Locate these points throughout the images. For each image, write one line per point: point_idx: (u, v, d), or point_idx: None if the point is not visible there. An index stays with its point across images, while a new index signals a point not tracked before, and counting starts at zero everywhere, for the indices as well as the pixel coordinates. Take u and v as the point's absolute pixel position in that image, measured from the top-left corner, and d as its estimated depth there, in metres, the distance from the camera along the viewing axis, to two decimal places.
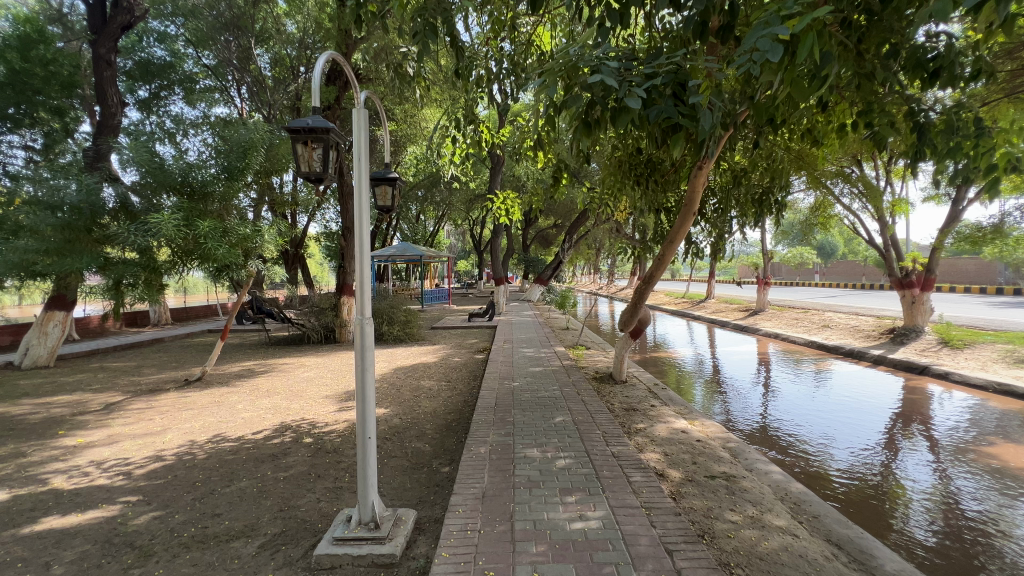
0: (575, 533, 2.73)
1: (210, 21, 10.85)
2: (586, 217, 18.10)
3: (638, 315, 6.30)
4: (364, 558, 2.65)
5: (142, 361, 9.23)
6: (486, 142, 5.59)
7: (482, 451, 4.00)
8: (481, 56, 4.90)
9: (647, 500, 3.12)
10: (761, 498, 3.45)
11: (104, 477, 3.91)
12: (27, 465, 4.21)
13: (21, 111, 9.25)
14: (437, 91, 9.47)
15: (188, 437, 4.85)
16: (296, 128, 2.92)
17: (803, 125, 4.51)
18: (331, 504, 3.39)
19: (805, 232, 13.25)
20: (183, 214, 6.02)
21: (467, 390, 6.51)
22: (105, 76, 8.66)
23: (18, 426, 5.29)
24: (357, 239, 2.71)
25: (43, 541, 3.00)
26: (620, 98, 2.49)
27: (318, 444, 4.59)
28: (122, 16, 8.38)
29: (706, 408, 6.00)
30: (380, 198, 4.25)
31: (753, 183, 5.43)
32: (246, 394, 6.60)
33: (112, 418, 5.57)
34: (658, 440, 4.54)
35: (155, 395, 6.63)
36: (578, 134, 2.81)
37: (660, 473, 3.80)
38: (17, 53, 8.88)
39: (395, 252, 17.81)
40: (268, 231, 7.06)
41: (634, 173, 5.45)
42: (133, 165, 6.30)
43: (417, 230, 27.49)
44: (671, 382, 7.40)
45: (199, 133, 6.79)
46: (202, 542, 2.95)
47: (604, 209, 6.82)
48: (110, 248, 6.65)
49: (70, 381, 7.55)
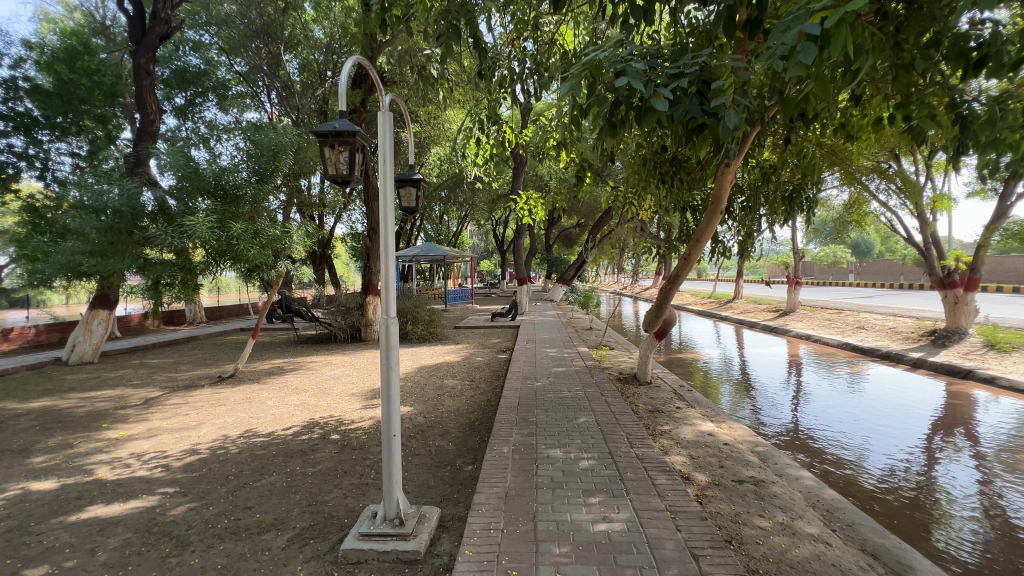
0: (599, 535, 2.72)
1: (242, 29, 11.23)
2: (609, 216, 17.99)
3: (663, 315, 6.17)
4: (389, 554, 2.69)
5: (178, 358, 9.57)
6: (511, 142, 5.55)
7: (505, 451, 4.00)
8: (504, 56, 4.90)
9: (672, 503, 3.07)
10: (792, 504, 3.36)
11: (144, 469, 4.10)
12: (73, 456, 4.44)
13: (68, 120, 9.58)
14: (461, 92, 9.57)
15: (222, 432, 5.02)
16: (324, 132, 3.00)
17: (837, 119, 4.35)
18: (357, 500, 3.46)
19: (838, 230, 12.82)
20: (216, 217, 6.26)
21: (490, 390, 6.53)
22: (144, 85, 9.01)
23: (66, 419, 5.58)
24: (383, 239, 2.75)
25: (88, 529, 3.15)
26: (646, 98, 2.46)
27: (344, 440, 4.70)
28: (161, 26, 8.79)
29: (734, 412, 5.87)
30: (404, 200, 4.29)
31: (783, 180, 5.29)
32: (276, 390, 6.80)
33: (151, 412, 5.81)
34: (684, 443, 4.46)
35: (191, 391, 6.88)
36: (604, 135, 2.77)
37: (686, 476, 3.74)
38: (65, 65, 9.34)
39: (419, 251, 18.02)
40: (297, 232, 7.22)
41: (660, 172, 5.40)
42: (170, 170, 6.55)
43: (440, 230, 27.74)
44: (697, 384, 7.27)
45: (232, 138, 7.01)
46: (235, 534, 3.04)
47: (629, 209, 6.69)
48: (149, 249, 6.90)
49: (114, 376, 7.95)
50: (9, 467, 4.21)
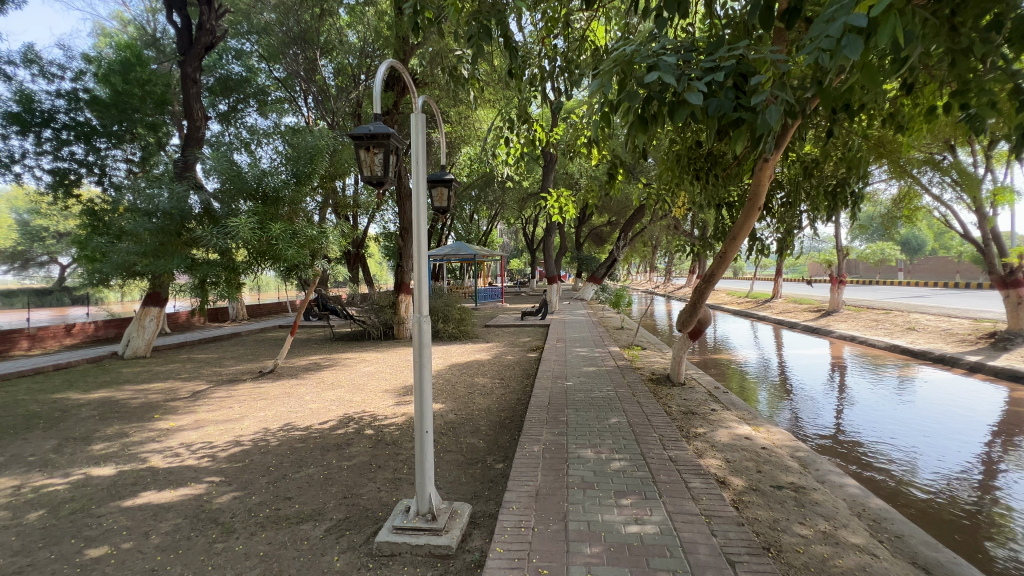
0: (631, 537, 2.69)
1: (280, 36, 11.62)
2: (641, 213, 17.69)
3: (698, 315, 6.02)
4: (422, 549, 2.74)
5: (223, 353, 10.04)
6: (541, 140, 5.54)
7: (535, 449, 4.01)
8: (535, 55, 4.89)
9: (707, 508, 3.00)
10: (835, 513, 3.22)
11: (193, 459, 4.32)
12: (129, 445, 4.72)
13: (123, 128, 10.17)
14: (492, 91, 9.62)
15: (263, 424, 5.24)
16: (359, 134, 3.08)
17: (885, 109, 4.12)
18: (391, 494, 3.54)
19: (886, 226, 12.17)
20: (257, 218, 6.53)
21: (519, 389, 6.55)
22: (191, 93, 9.48)
23: (122, 409, 5.95)
24: (415, 238, 2.79)
25: (143, 513, 3.35)
26: (679, 93, 2.39)
27: (378, 436, 4.81)
28: (206, 37, 9.23)
29: (772, 415, 5.68)
30: (436, 200, 4.34)
31: (825, 175, 5.08)
32: (314, 386, 7.03)
33: (198, 405, 6.12)
34: (719, 446, 4.35)
35: (234, 385, 7.19)
36: (635, 132, 2.71)
37: (721, 479, 3.64)
38: (120, 76, 9.92)
39: (450, 251, 18.25)
40: (332, 232, 7.43)
41: (694, 168, 5.27)
42: (215, 174, 6.86)
43: (470, 229, 27.92)
44: (733, 386, 7.07)
45: (271, 142, 7.28)
46: (276, 523, 3.17)
47: (662, 206, 6.55)
48: (195, 249, 7.24)
49: (164, 370, 8.41)
50: (72, 453, 4.52)
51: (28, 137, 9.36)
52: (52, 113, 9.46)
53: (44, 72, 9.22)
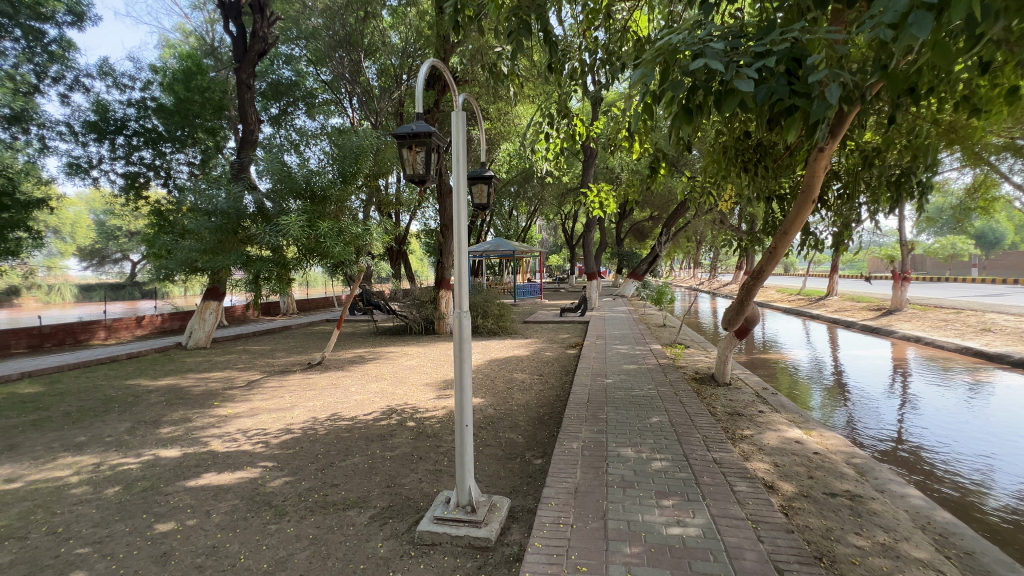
0: (672, 539, 2.63)
1: (327, 40, 11.99)
2: (685, 208, 17.18)
3: (745, 313, 5.78)
4: (462, 539, 2.79)
5: (275, 345, 10.59)
6: (581, 135, 5.48)
7: (574, 446, 3.99)
8: (576, 48, 4.83)
9: (754, 512, 2.89)
10: (896, 524, 3.03)
11: (248, 444, 4.58)
12: (192, 429, 5.07)
13: (185, 133, 10.82)
14: (531, 87, 9.60)
15: (312, 414, 5.49)
16: (402, 133, 3.14)
17: (959, 91, 3.80)
18: (432, 485, 3.62)
19: (958, 218, 11.23)
20: (307, 217, 6.84)
21: (558, 385, 6.53)
22: (245, 98, 9.99)
23: (186, 396, 6.39)
24: (456, 235, 2.83)
25: (205, 493, 3.60)
26: (727, 81, 2.30)
27: (419, 428, 4.93)
28: (259, 44, 9.71)
29: (826, 418, 5.40)
30: (476, 196, 4.37)
31: (888, 165, 4.75)
32: (358, 378, 7.30)
33: (253, 393, 6.48)
34: (767, 449, 4.18)
35: (285, 375, 7.57)
36: (680, 122, 2.62)
37: (769, 484, 3.50)
38: (182, 84, 10.56)
39: (489, 247, 18.41)
40: (376, 229, 7.64)
41: (742, 160, 5.06)
42: (267, 174, 7.21)
43: (509, 225, 27.98)
44: (783, 387, 6.76)
45: (319, 143, 7.56)
46: (324, 508, 3.31)
47: (706, 200, 6.35)
48: (250, 246, 7.65)
49: (223, 360, 8.98)
50: (143, 435, 4.90)
51: (105, 144, 10.17)
52: (124, 121, 10.23)
53: (117, 83, 9.98)
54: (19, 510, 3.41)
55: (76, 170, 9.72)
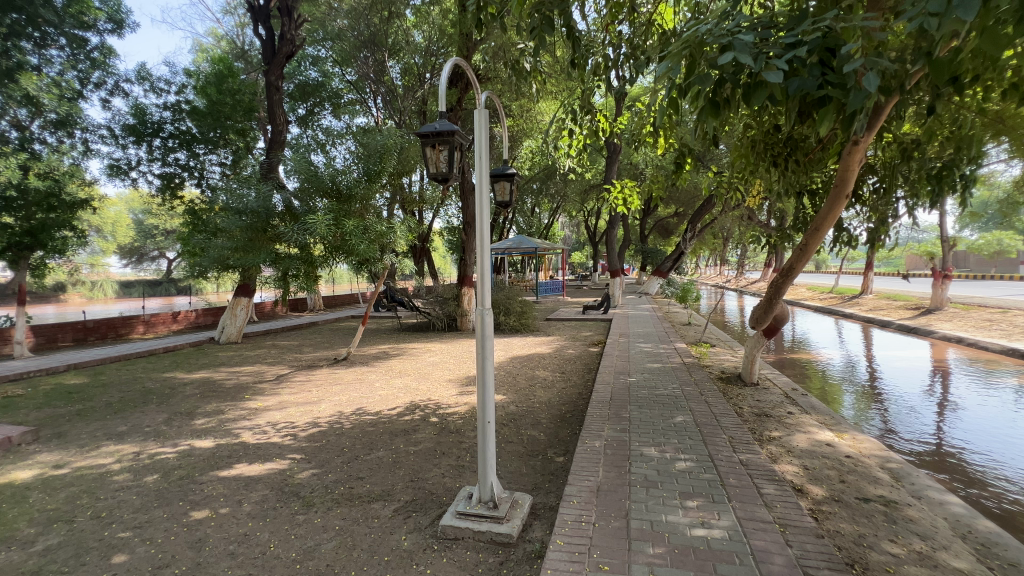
0: (696, 540, 2.60)
1: (352, 41, 12.23)
2: (711, 203, 16.83)
3: (774, 312, 5.62)
4: (484, 535, 2.82)
5: (303, 341, 10.87)
6: (605, 131, 5.41)
7: (596, 444, 3.97)
8: (599, 43, 4.77)
9: (782, 516, 2.82)
10: (934, 533, 2.91)
11: (277, 436, 4.72)
12: (225, 421, 5.26)
13: (217, 134, 11.15)
14: (554, 83, 9.55)
15: (338, 408, 5.61)
16: (425, 132, 3.17)
17: (1007, 78, 3.60)
18: (454, 480, 3.66)
19: (1005, 212, 10.65)
20: (333, 215, 6.98)
21: (581, 383, 6.50)
22: (274, 100, 10.24)
23: (219, 389, 6.63)
24: (478, 231, 2.85)
25: (236, 483, 3.72)
26: (757, 73, 2.24)
27: (442, 423, 4.99)
28: (287, 47, 9.94)
29: (859, 421, 5.21)
30: (499, 194, 4.38)
31: (929, 157, 4.54)
32: (383, 373, 7.43)
33: (281, 387, 6.68)
34: (796, 451, 4.07)
35: (313, 370, 7.77)
36: (707, 117, 2.56)
37: (797, 487, 3.41)
38: (215, 87, 10.89)
39: (511, 244, 18.43)
40: (400, 227, 7.75)
41: (771, 154, 4.92)
42: (295, 174, 7.39)
43: (532, 222, 27.95)
44: (813, 388, 6.56)
45: (344, 143, 7.70)
46: (350, 500, 3.39)
47: (733, 196, 6.19)
48: (279, 244, 7.85)
49: (253, 354, 9.26)
50: (179, 426, 5.11)
51: (142, 147, 10.60)
52: (161, 123, 10.63)
53: (154, 87, 10.36)
54: (66, 495, 3.60)
55: (117, 172, 10.15)
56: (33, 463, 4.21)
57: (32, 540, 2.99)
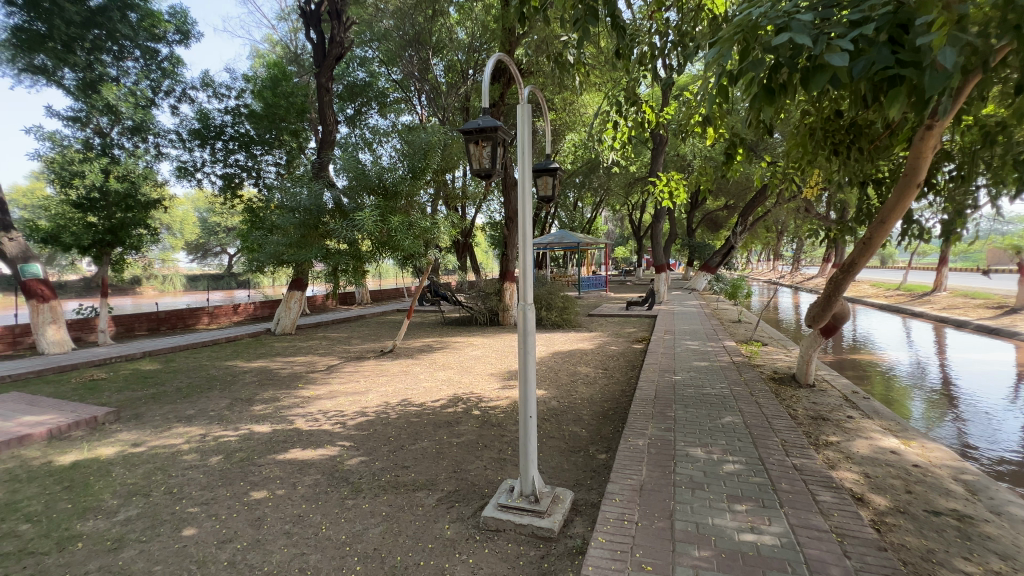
0: (745, 546, 2.50)
1: (398, 40, 12.51)
2: (764, 195, 16.02)
3: (833, 310, 5.30)
4: (525, 528, 2.84)
5: (351, 333, 11.31)
6: (651, 122, 5.26)
7: (640, 443, 3.90)
8: (645, 31, 4.64)
9: (839, 525, 2.67)
10: (1016, 553, 2.66)
11: (328, 424, 4.95)
12: (281, 408, 5.56)
13: (273, 136, 11.71)
14: (597, 75, 9.37)
15: (384, 398, 5.81)
16: (469, 129, 3.20)
17: None
18: (496, 472, 3.71)
19: None
20: (380, 212, 7.20)
21: (624, 380, 6.40)
22: (325, 101, 10.64)
23: (275, 378, 7.02)
24: (521, 226, 2.85)
25: (292, 466, 3.94)
26: (817, 56, 2.10)
27: (484, 417, 5.06)
28: (336, 49, 10.30)
29: (929, 428, 4.84)
30: (541, 189, 4.36)
31: (1016, 141, 4.12)
32: (427, 366, 7.62)
33: (332, 377, 6.99)
34: (856, 458, 3.83)
35: (360, 362, 8.08)
36: (760, 105, 2.43)
37: (857, 496, 3.21)
38: (270, 91, 11.45)
39: (553, 239, 18.33)
40: (443, 223, 7.89)
41: (832, 142, 4.61)
42: (344, 172, 7.64)
43: (574, 216, 27.66)
44: (877, 392, 6.14)
45: (390, 141, 7.90)
46: (395, 488, 3.50)
47: (788, 187, 5.89)
48: (329, 241, 8.15)
49: (306, 345, 9.74)
50: (240, 411, 5.46)
51: (207, 149, 11.33)
52: (223, 127, 11.31)
53: (216, 93, 11.01)
54: (143, 471, 3.93)
55: (185, 174, 10.89)
56: (115, 441, 4.62)
57: (115, 510, 3.29)
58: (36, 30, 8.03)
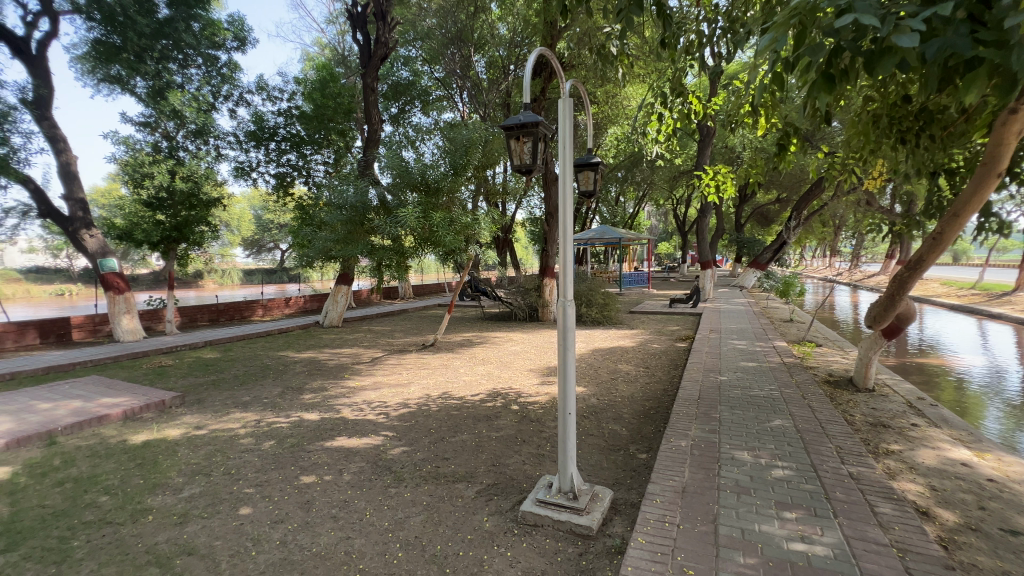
0: (794, 555, 2.39)
1: (440, 38, 12.67)
2: (821, 188, 15.12)
3: (898, 310, 4.93)
4: (564, 525, 2.84)
5: (394, 327, 11.64)
6: (698, 114, 5.08)
7: (682, 444, 3.80)
8: (692, 19, 4.47)
9: (901, 540, 2.50)
10: None
11: (372, 414, 5.12)
12: (328, 397, 5.80)
13: (322, 135, 12.16)
14: (641, 66, 9.13)
15: (426, 391, 5.95)
16: (510, 125, 3.20)
17: None
18: (535, 468, 3.72)
19: None
20: (422, 208, 7.34)
21: (666, 379, 6.25)
22: (370, 101, 10.94)
23: (323, 368, 7.33)
24: (561, 222, 2.83)
25: (338, 454, 4.11)
26: (884, 39, 1.93)
27: (523, 412, 5.08)
28: (381, 49, 10.58)
29: (1007, 440, 4.45)
30: (583, 183, 4.30)
31: None
32: (467, 360, 7.74)
33: (376, 369, 7.22)
34: (921, 469, 3.57)
35: (403, 354, 8.29)
36: (819, 94, 2.27)
37: (921, 510, 3.00)
38: (320, 92, 11.89)
39: (594, 235, 18.16)
40: (484, 219, 7.96)
41: (899, 130, 4.28)
42: (388, 170, 7.83)
43: (616, 211, 27.17)
44: (946, 399, 5.70)
45: (432, 138, 8.04)
46: (436, 479, 3.58)
47: (848, 178, 5.53)
48: (374, 237, 8.36)
49: (352, 338, 10.10)
50: (291, 399, 5.74)
51: (262, 150, 11.91)
52: (276, 128, 11.85)
53: (270, 96, 11.56)
54: (205, 452, 4.21)
55: (242, 173, 11.51)
56: (180, 423, 4.97)
57: (181, 487, 3.55)
58: (112, 43, 8.66)
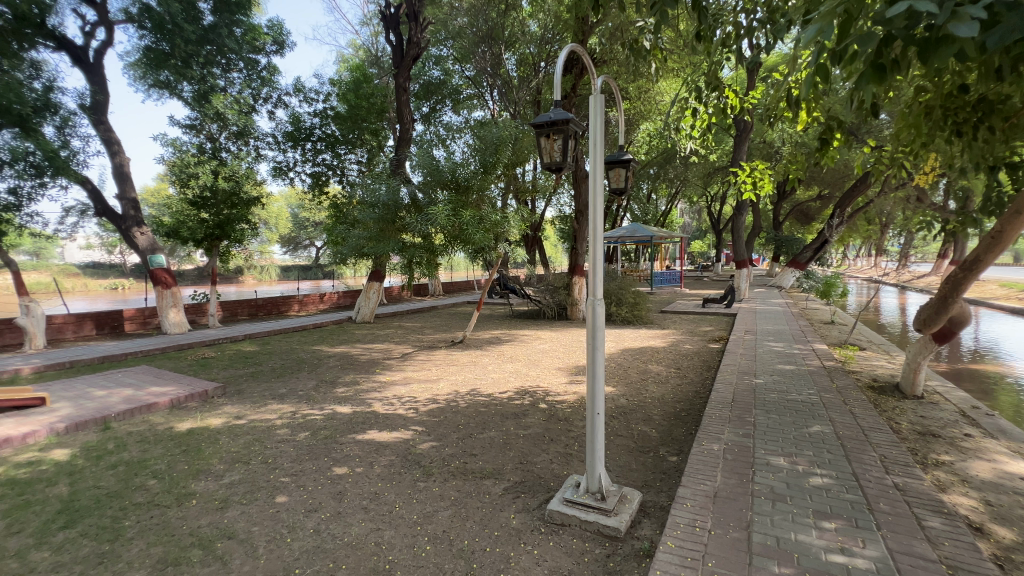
0: (833, 567, 2.30)
1: (471, 37, 12.71)
2: (867, 184, 14.39)
3: (950, 313, 4.65)
4: (591, 525, 2.82)
5: (424, 323, 11.81)
6: (734, 108, 4.92)
7: (715, 447, 3.71)
8: (730, 10, 4.31)
9: (950, 556, 2.37)
10: None
11: (402, 409, 5.22)
12: (360, 391, 5.95)
13: (355, 135, 12.44)
14: (675, 60, 8.92)
15: (454, 387, 6.01)
16: (540, 123, 3.18)
17: None
18: (562, 467, 3.71)
19: None
20: (452, 206, 7.41)
21: (698, 380, 6.11)
22: (403, 101, 11.11)
23: (355, 363, 7.52)
24: (591, 220, 2.79)
25: (369, 447, 4.21)
26: (940, 25, 1.80)
27: (551, 410, 5.06)
28: (413, 49, 10.74)
29: None
30: (614, 181, 4.24)
31: None
32: (495, 357, 7.78)
33: (406, 365, 7.35)
34: (974, 483, 3.35)
35: (432, 351, 8.41)
36: (867, 86, 2.14)
37: (974, 525, 2.83)
38: (353, 93, 12.15)
39: (624, 233, 17.95)
40: (513, 217, 7.97)
41: (954, 123, 4.02)
42: (419, 169, 7.92)
43: (648, 209, 26.69)
44: (1003, 408, 5.33)
45: (463, 137, 8.10)
46: (463, 474, 3.62)
47: (897, 173, 5.24)
48: (405, 234, 8.48)
49: (383, 333, 10.31)
50: (326, 393, 5.91)
51: (299, 150, 12.29)
52: (312, 129, 12.19)
53: (307, 98, 11.90)
54: (244, 441, 4.39)
55: (280, 173, 11.91)
56: (222, 413, 5.20)
57: (222, 473, 3.72)
58: (161, 49, 9.07)
